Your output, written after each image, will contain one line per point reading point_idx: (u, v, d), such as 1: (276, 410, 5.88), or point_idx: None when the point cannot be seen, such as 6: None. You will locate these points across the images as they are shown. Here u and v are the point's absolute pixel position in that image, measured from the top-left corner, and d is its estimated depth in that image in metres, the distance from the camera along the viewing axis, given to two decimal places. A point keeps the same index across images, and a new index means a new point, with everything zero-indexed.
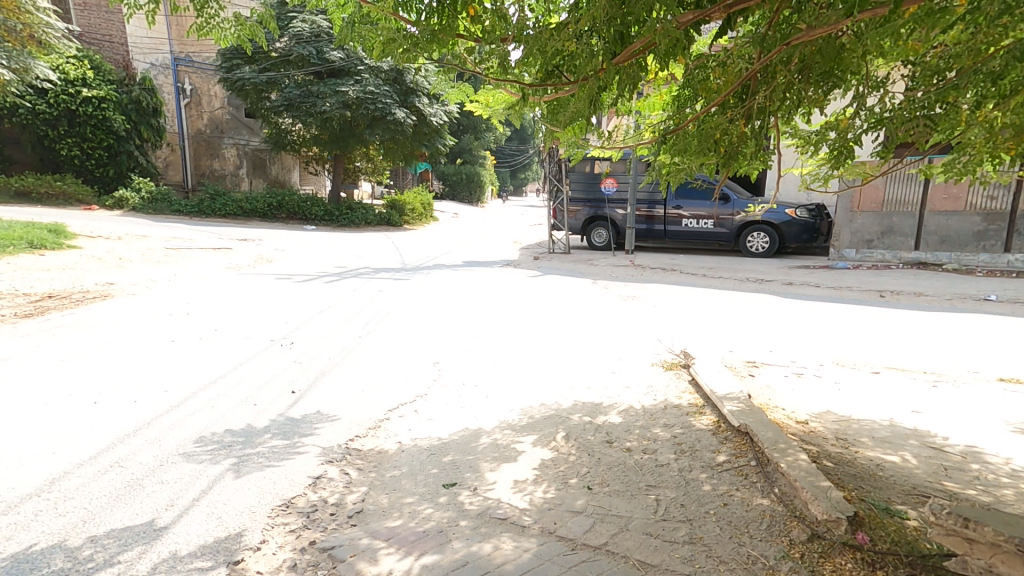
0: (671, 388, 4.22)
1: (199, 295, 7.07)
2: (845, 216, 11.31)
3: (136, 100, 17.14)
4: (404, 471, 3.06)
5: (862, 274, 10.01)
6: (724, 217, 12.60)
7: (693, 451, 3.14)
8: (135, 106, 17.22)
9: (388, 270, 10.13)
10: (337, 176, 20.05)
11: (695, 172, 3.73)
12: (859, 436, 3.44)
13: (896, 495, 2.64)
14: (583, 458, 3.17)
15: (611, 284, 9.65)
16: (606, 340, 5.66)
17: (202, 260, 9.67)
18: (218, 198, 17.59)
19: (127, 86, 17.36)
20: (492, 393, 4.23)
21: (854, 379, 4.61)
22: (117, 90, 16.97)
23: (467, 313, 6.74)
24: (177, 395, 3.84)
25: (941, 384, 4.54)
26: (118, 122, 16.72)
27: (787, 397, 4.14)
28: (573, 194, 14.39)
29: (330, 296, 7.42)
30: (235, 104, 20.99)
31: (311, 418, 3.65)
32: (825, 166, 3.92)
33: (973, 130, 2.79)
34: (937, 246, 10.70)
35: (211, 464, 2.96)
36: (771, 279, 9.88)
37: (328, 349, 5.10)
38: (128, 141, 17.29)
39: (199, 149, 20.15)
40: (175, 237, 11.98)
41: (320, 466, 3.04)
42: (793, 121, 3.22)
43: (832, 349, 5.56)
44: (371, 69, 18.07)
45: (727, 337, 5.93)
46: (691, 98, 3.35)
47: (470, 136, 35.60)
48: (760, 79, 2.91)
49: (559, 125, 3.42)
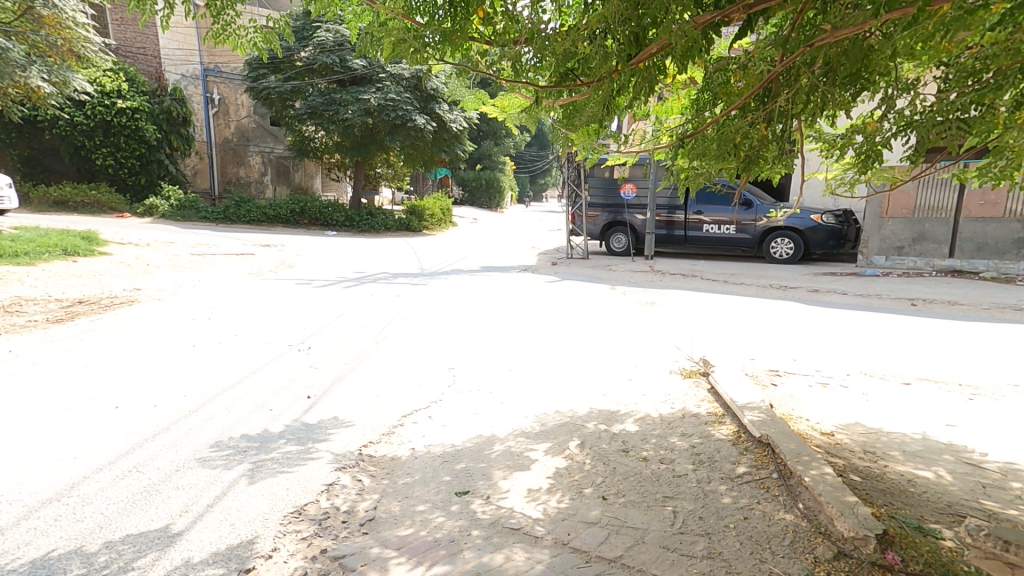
0: (690, 397, 4.12)
1: (221, 300, 7.19)
2: (874, 222, 11.02)
3: (167, 110, 17.59)
4: (417, 478, 3.04)
5: (891, 282, 9.71)
6: (746, 222, 12.40)
7: (713, 461, 3.04)
8: (166, 116, 17.65)
9: (406, 275, 10.17)
10: (358, 182, 20.31)
11: (714, 177, 3.64)
12: (889, 449, 3.30)
13: (929, 513, 2.52)
14: (598, 467, 3.10)
15: (629, 289, 9.53)
16: (624, 346, 5.57)
17: (226, 266, 9.85)
18: (243, 205, 17.93)
19: (158, 96, 17.72)
20: (506, 399, 4.18)
21: (883, 390, 4.45)
22: (149, 101, 17.37)
23: (483, 318, 6.71)
24: (196, 399, 3.89)
25: (978, 397, 4.35)
26: (150, 132, 17.13)
27: (812, 407, 4.00)
28: (591, 200, 14.32)
29: (348, 301, 7.47)
30: (262, 113, 21.39)
31: (325, 423, 3.65)
32: (851, 170, 3.79)
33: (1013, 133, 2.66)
34: (973, 253, 10.33)
35: (226, 469, 2.97)
36: (795, 286, 9.65)
37: (344, 354, 5.12)
38: (159, 149, 17.73)
39: (225, 157, 20.68)
40: (201, 243, 12.25)
41: (333, 473, 3.03)
42: (817, 124, 3.12)
43: (860, 359, 5.38)
44: (392, 77, 18.32)
45: (749, 345, 5.78)
46: (710, 100, 3.27)
47: (490, 142, 35.82)
48: (783, 82, 2.83)
49: (575, 129, 3.38)
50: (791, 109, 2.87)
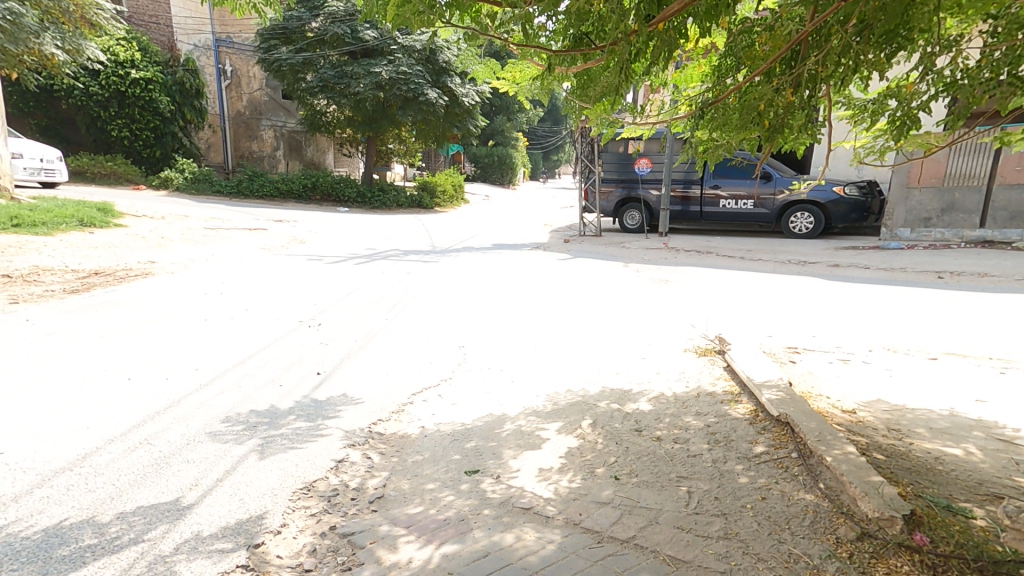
0: (705, 375, 4.04)
1: (233, 275, 7.19)
2: (900, 193, 10.66)
3: (179, 81, 17.49)
4: (426, 456, 3.01)
5: (916, 255, 9.43)
6: (766, 196, 12.07)
7: (728, 441, 2.96)
8: (179, 88, 17.56)
9: (418, 253, 10.12)
10: (370, 158, 20.17)
11: (734, 149, 3.48)
12: (914, 426, 3.19)
13: (958, 492, 2.42)
14: (610, 447, 3.04)
15: (643, 266, 9.38)
16: (637, 324, 5.48)
17: (239, 240, 9.86)
18: (255, 180, 17.90)
19: (172, 67, 17.55)
20: (517, 377, 4.14)
21: (907, 366, 4.31)
22: (162, 71, 17.25)
23: (495, 296, 6.65)
24: (208, 373, 3.89)
25: (1009, 371, 4.21)
26: (164, 103, 17.04)
27: (833, 384, 3.89)
28: (605, 174, 14.04)
29: (360, 278, 7.44)
30: (273, 86, 21.38)
31: (335, 400, 3.63)
32: (882, 137, 3.61)
33: None
34: (1005, 223, 10.01)
35: (236, 444, 2.96)
36: (815, 261, 9.41)
37: (355, 331, 5.10)
38: (172, 122, 17.69)
39: (239, 130, 20.62)
40: (214, 217, 12.25)
41: (343, 450, 3.00)
42: (847, 89, 2.93)
43: (883, 334, 5.22)
44: (404, 49, 17.96)
45: (767, 322, 5.64)
46: (733, 66, 3.11)
47: (502, 117, 35.30)
48: (812, 44, 2.68)
49: (588, 99, 3.23)
50: (818, 73, 2.71)
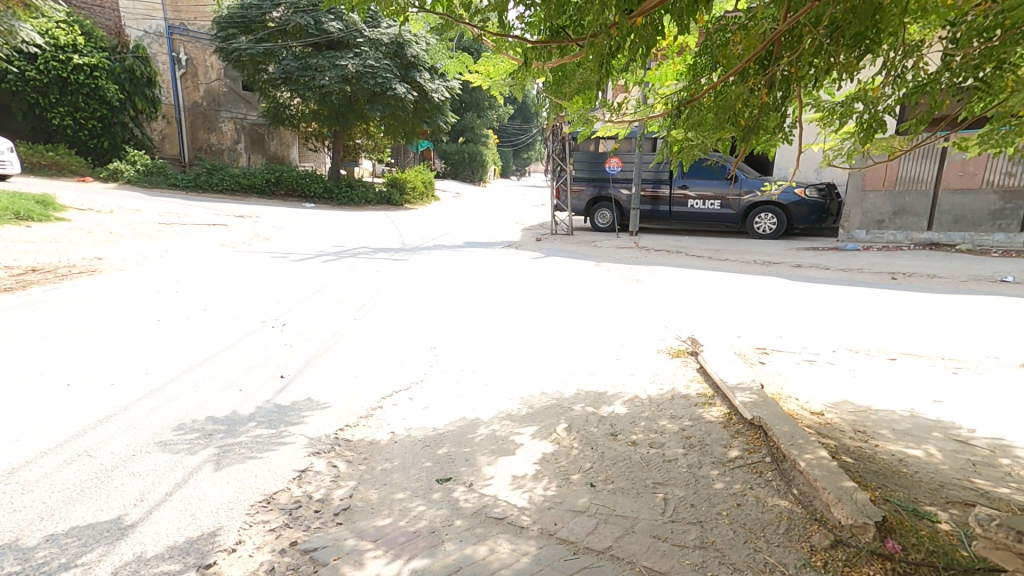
0: (679, 377, 4.03)
1: (190, 273, 6.87)
2: (856, 195, 11.06)
3: (129, 69, 16.74)
4: (396, 464, 2.89)
5: (873, 256, 9.75)
6: (733, 197, 12.28)
7: (703, 445, 2.94)
8: (129, 76, 16.81)
9: (387, 250, 9.91)
10: (336, 153, 19.72)
11: (709, 150, 3.49)
12: (878, 428, 3.23)
13: (923, 495, 2.43)
14: (586, 452, 2.99)
15: (615, 266, 9.40)
16: (610, 325, 5.46)
17: (196, 236, 9.46)
18: (214, 173, 17.23)
19: (119, 53, 16.83)
20: (490, 379, 4.06)
21: (869, 366, 4.41)
22: (109, 58, 16.48)
23: (468, 295, 6.54)
24: (160, 377, 3.67)
25: (962, 371, 4.34)
26: (112, 92, 16.28)
27: (800, 386, 3.93)
28: (576, 173, 14.05)
29: (326, 276, 7.22)
30: (232, 77, 20.59)
31: (300, 405, 3.47)
32: (850, 140, 3.65)
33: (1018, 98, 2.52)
34: (950, 226, 10.40)
35: (189, 454, 2.77)
36: (779, 261, 9.63)
37: (322, 331, 4.92)
38: (122, 112, 16.85)
39: (196, 121, 19.64)
40: (169, 212, 11.70)
41: (306, 459, 2.85)
42: (818, 90, 2.95)
43: (846, 334, 5.34)
44: (371, 42, 17.67)
45: (735, 323, 5.71)
46: (709, 65, 3.08)
47: (473, 113, 35.07)
48: (785, 46, 2.69)
49: (566, 98, 3.24)
50: (791, 74, 2.73)
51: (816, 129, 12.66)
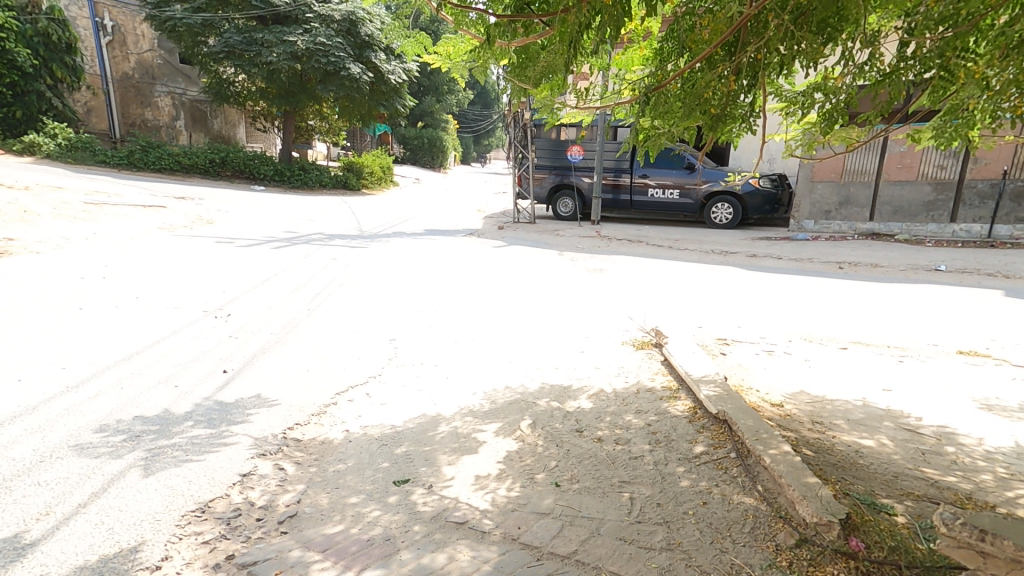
0: (644, 370, 3.99)
1: (121, 258, 6.37)
2: (805, 186, 11.33)
3: (43, 32, 15.20)
4: (350, 465, 2.71)
5: (822, 246, 10.07)
6: (690, 187, 12.45)
7: (669, 441, 2.89)
8: (43, 40, 15.27)
9: (343, 236, 9.56)
10: (288, 134, 18.90)
11: (676, 138, 3.42)
12: (834, 418, 3.25)
13: (880, 486, 2.40)
14: (551, 450, 2.89)
15: (577, 255, 9.35)
16: (574, 315, 5.40)
17: (129, 218, 8.79)
18: (150, 151, 16.13)
19: (30, 14, 15.17)
20: (452, 373, 3.91)
21: (823, 356, 4.49)
22: (18, 19, 14.83)
23: (430, 285, 6.33)
24: (80, 373, 3.35)
25: (907, 359, 4.46)
26: (23, 56, 14.66)
27: (760, 376, 3.96)
28: (538, 161, 13.92)
29: (277, 264, 6.85)
30: (167, 48, 19.34)
31: (245, 402, 3.23)
32: (810, 131, 3.61)
33: (969, 89, 2.49)
34: (889, 217, 10.85)
35: (111, 458, 2.51)
36: (735, 251, 9.81)
37: (271, 322, 4.64)
38: (37, 79, 15.34)
39: (127, 95, 18.39)
40: (97, 191, 10.83)
41: (250, 461, 2.64)
42: (779, 81, 2.93)
43: (799, 324, 5.44)
44: (321, 18, 16.92)
45: (695, 312, 5.76)
46: (675, 50, 2.98)
47: (432, 97, 34.41)
48: (750, 31, 2.61)
49: (528, 82, 3.21)
50: (759, 59, 2.65)
51: (776, 121, 12.91)
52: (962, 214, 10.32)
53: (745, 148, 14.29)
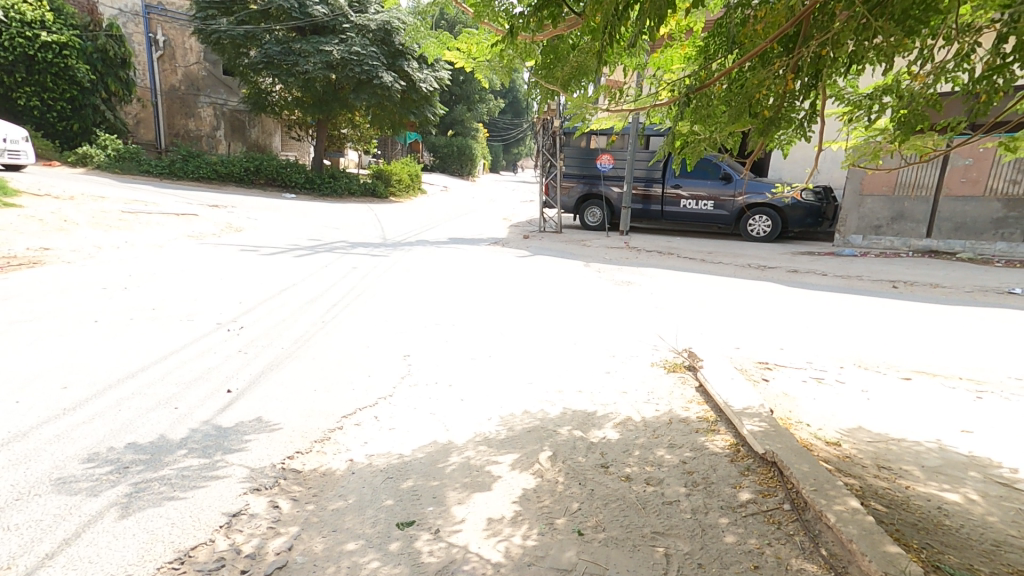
0: (676, 396, 3.63)
1: (145, 267, 6.33)
2: (853, 200, 10.93)
3: (102, 49, 15.71)
4: (350, 503, 2.45)
5: (870, 262, 9.48)
6: (725, 198, 11.97)
7: (708, 484, 2.54)
8: (101, 56, 15.78)
9: (366, 245, 9.44)
10: (321, 142, 19.11)
11: (717, 145, 3.12)
12: (904, 464, 2.84)
13: (977, 562, 2.00)
14: (573, 489, 2.57)
15: (605, 266, 9.01)
16: (600, 332, 5.08)
17: (161, 226, 8.86)
18: (190, 160, 16.49)
19: (91, 31, 15.78)
20: (467, 395, 3.63)
21: (883, 386, 4.05)
22: (80, 36, 15.44)
23: (451, 297, 6.10)
24: (80, 393, 3.19)
25: (985, 396, 3.97)
26: (81, 72, 15.25)
27: (811, 409, 3.56)
28: (567, 169, 13.61)
29: (298, 273, 6.73)
30: (212, 60, 19.74)
31: (245, 427, 3.02)
32: (878, 137, 3.21)
33: None
34: (950, 233, 10.18)
35: (90, 496, 2.30)
36: (773, 265, 9.32)
37: (282, 335, 4.45)
38: (93, 93, 15.87)
39: (172, 107, 18.95)
40: (135, 199, 11.01)
41: (241, 498, 2.41)
42: (842, 78, 2.56)
43: (853, 348, 5.00)
44: (356, 28, 17.11)
45: (733, 332, 5.37)
46: (723, 47, 2.68)
47: (463, 106, 34.79)
48: (814, 23, 2.31)
49: (557, 83, 2.99)
50: (822, 56, 2.34)
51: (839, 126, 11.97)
52: None
53: (797, 159, 13.51)
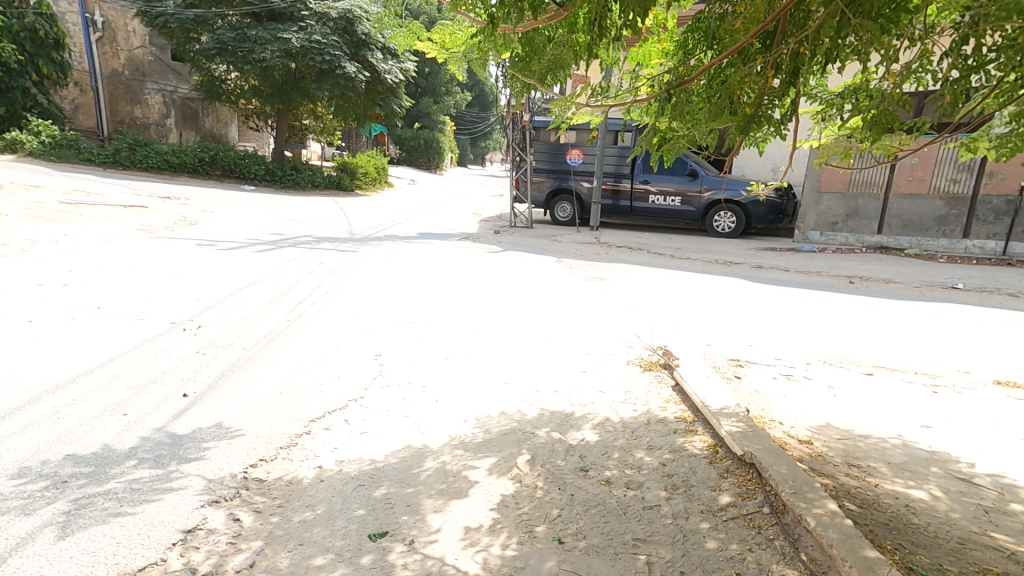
0: (654, 396, 3.61)
1: (89, 262, 5.95)
2: (811, 196, 11.23)
3: (30, 27, 14.58)
4: (319, 513, 2.31)
5: (830, 258, 9.77)
6: (692, 194, 12.11)
7: (688, 487, 2.51)
8: (29, 34, 14.64)
9: (333, 239, 9.17)
10: (281, 133, 18.49)
11: (697, 141, 3.09)
12: (872, 461, 2.88)
13: (948, 561, 2.02)
14: (552, 495, 2.50)
15: (576, 262, 9.00)
16: (575, 330, 5.04)
17: (107, 219, 8.36)
18: (138, 149, 15.66)
19: (16, 8, 14.61)
20: (441, 397, 3.52)
21: (848, 382, 4.13)
22: (4, 12, 14.28)
23: (422, 294, 5.96)
24: (14, 401, 2.94)
25: (942, 390, 4.10)
26: (9, 53, 14.08)
27: (782, 406, 3.59)
28: (536, 164, 13.54)
29: (259, 269, 6.46)
30: (159, 44, 18.90)
31: (203, 433, 2.84)
32: (846, 136, 3.22)
33: None
34: (898, 229, 10.55)
35: (22, 516, 2.10)
36: (740, 262, 9.49)
37: (245, 335, 4.24)
38: (21, 75, 14.79)
39: (115, 92, 17.81)
40: (78, 190, 10.37)
41: (197, 513, 2.25)
42: (817, 76, 2.53)
43: (818, 344, 5.10)
44: (316, 16, 16.58)
45: (704, 328, 5.41)
46: (700, 42, 2.64)
47: (429, 99, 34.28)
48: (790, 22, 2.28)
49: (534, 76, 2.92)
50: (799, 53, 2.30)
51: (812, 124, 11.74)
52: (975, 230, 9.90)
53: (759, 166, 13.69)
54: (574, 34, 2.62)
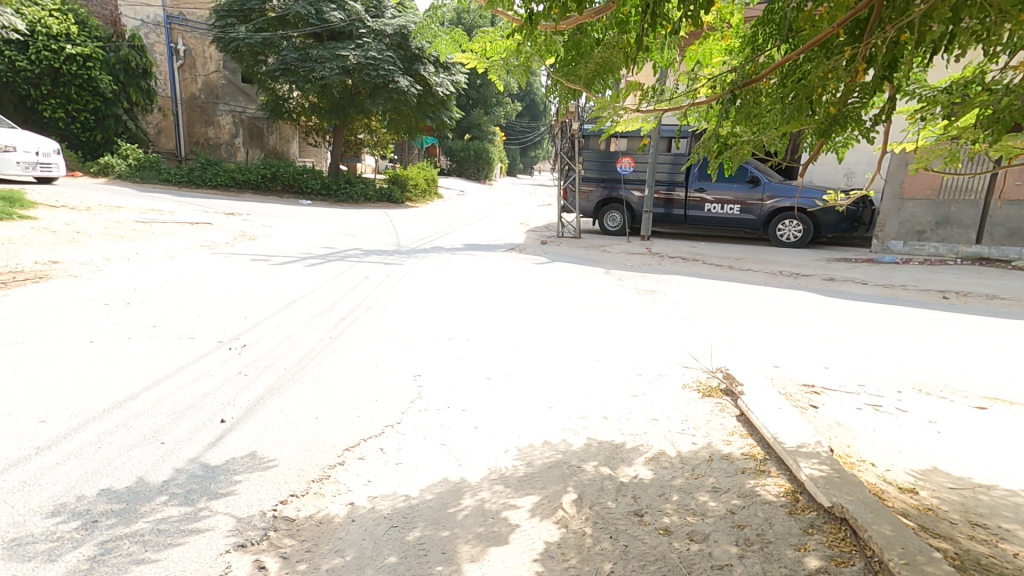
0: (715, 427, 3.25)
1: (151, 281, 6.13)
2: (894, 204, 10.34)
3: (124, 59, 15.86)
4: (348, 560, 2.12)
5: (915, 271, 8.93)
6: (753, 202, 11.48)
7: (765, 543, 2.17)
8: (123, 66, 15.95)
9: (381, 252, 9.19)
10: (337, 148, 19.00)
11: (759, 146, 2.74)
12: (1004, 523, 2.41)
13: None
14: (604, 544, 2.21)
15: (626, 273, 8.62)
16: (626, 348, 4.72)
17: (174, 236, 8.71)
18: (209, 167, 16.46)
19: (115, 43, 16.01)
20: (481, 423, 3.30)
21: (953, 417, 3.60)
22: (103, 48, 15.65)
23: (467, 309, 5.79)
24: (58, 429, 2.92)
25: None
26: (105, 83, 15.44)
27: (874, 445, 3.13)
28: (585, 173, 13.22)
29: (306, 283, 6.48)
30: (231, 68, 19.80)
31: (237, 465, 2.73)
32: (948, 137, 2.79)
33: None
34: (1003, 240, 9.56)
35: (46, 563, 2.01)
36: (808, 273, 8.81)
37: (286, 354, 4.18)
38: (116, 104, 16.07)
39: (193, 114, 19.06)
40: (151, 208, 10.94)
41: (221, 559, 2.10)
42: (918, 69, 2.17)
43: (909, 369, 4.52)
44: (374, 33, 16.97)
45: (772, 348, 4.94)
46: (772, 36, 2.34)
47: (480, 110, 34.67)
48: (887, 3, 1.91)
49: (582, 79, 2.66)
50: (901, 41, 1.90)
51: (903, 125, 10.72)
52: None
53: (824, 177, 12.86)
54: (625, 35, 2.38)
